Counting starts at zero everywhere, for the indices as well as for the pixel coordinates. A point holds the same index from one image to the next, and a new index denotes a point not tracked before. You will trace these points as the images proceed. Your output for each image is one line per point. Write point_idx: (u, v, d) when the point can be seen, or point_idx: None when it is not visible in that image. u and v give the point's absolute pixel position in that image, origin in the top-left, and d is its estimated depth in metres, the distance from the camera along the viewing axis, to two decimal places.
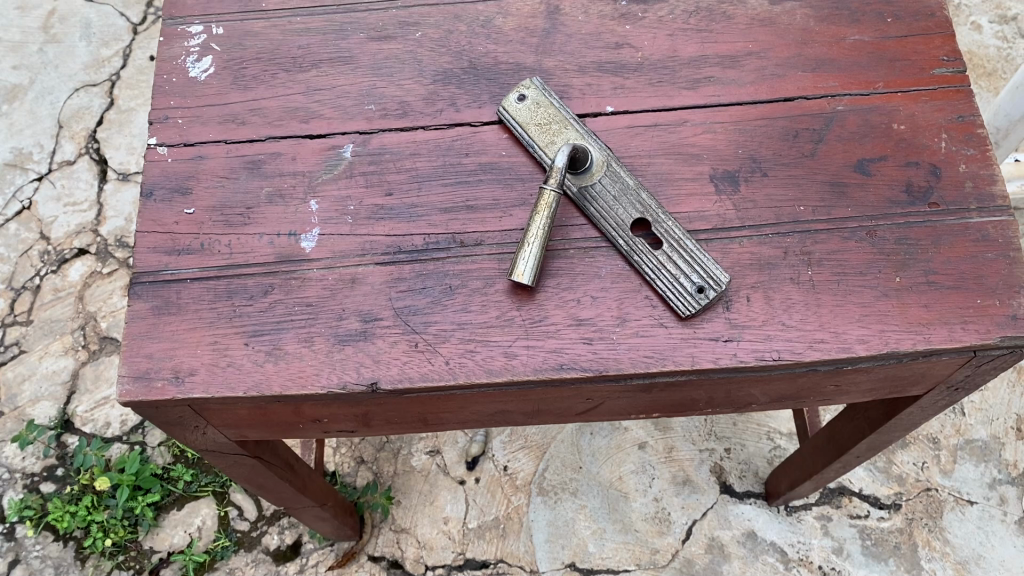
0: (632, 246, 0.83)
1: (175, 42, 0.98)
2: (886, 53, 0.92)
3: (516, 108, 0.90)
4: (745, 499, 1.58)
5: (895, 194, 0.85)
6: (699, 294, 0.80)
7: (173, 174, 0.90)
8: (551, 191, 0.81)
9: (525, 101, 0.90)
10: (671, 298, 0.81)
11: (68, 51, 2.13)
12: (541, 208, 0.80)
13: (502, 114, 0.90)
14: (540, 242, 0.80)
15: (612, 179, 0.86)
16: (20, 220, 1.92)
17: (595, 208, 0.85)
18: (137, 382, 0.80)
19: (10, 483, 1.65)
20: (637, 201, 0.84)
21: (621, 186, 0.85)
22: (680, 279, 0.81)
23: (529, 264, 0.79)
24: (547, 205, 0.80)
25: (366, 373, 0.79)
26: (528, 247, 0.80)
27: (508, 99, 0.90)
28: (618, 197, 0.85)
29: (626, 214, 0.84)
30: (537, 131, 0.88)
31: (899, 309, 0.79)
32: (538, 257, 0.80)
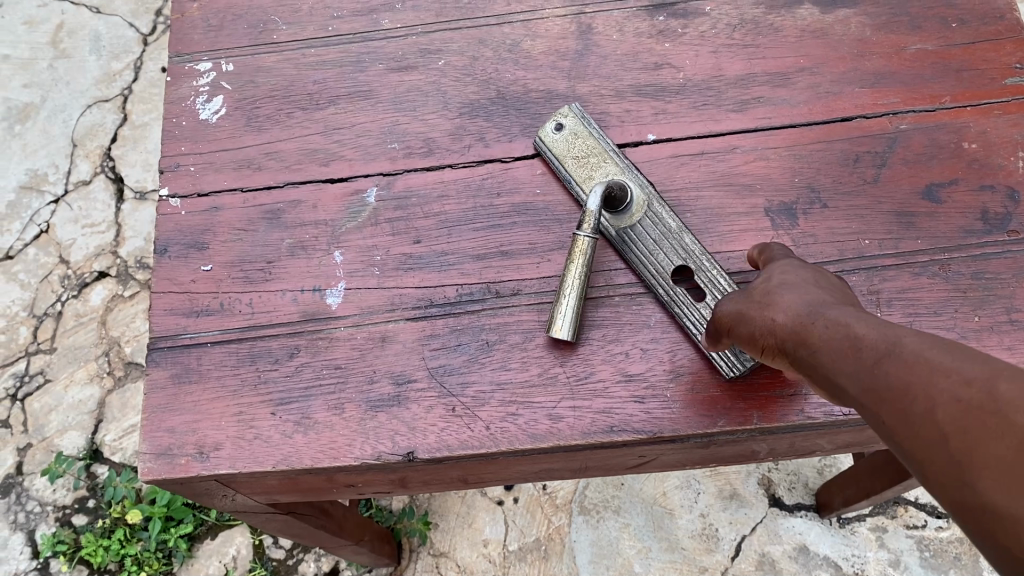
0: (673, 297, 0.76)
1: (183, 81, 0.92)
2: (951, 63, 0.85)
3: (552, 138, 0.83)
4: (796, 512, 1.51)
5: (969, 222, 0.78)
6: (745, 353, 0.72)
7: (187, 228, 0.84)
8: (586, 236, 0.73)
9: (561, 130, 0.83)
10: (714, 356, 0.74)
11: (79, 66, 2.08)
12: (576, 255, 0.73)
13: (538, 145, 0.84)
14: (576, 296, 0.73)
15: (652, 222, 0.78)
16: (38, 244, 1.88)
17: (634, 252, 0.78)
18: (160, 459, 0.75)
19: (42, 516, 1.62)
20: (680, 247, 0.77)
21: (662, 230, 0.78)
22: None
23: (567, 319, 0.73)
24: (582, 253, 0.73)
25: (401, 442, 0.74)
26: (563, 301, 0.73)
27: (544, 129, 0.84)
28: (658, 241, 0.77)
29: (667, 260, 0.77)
30: (573, 165, 0.82)
31: (981, 352, 0.72)
32: (576, 312, 0.73)
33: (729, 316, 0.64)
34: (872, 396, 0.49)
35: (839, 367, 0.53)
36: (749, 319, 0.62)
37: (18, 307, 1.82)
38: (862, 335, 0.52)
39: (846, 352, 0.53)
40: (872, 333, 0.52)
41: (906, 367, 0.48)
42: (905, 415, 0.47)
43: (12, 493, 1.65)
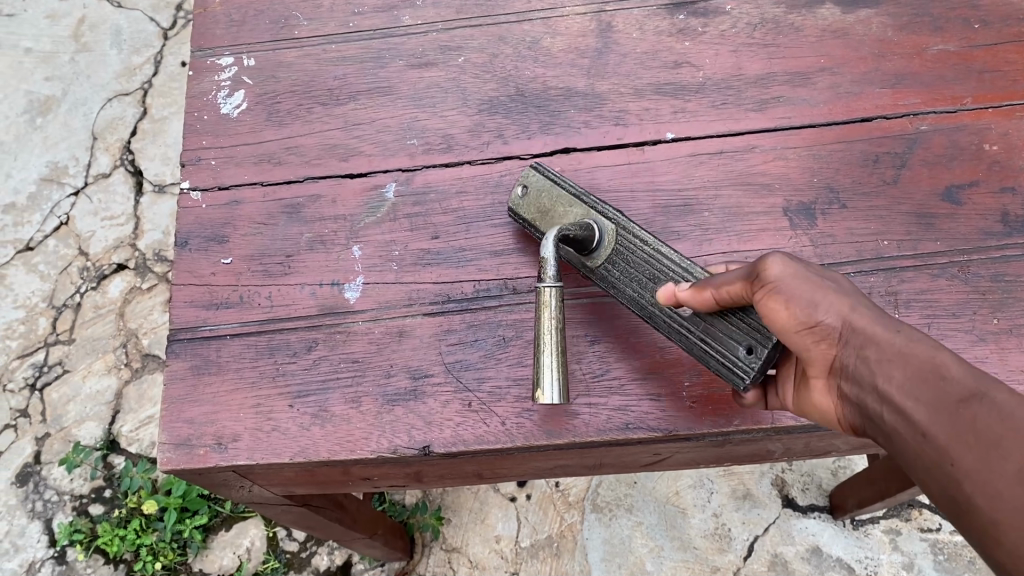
0: (668, 323, 0.71)
1: (204, 76, 0.93)
2: (974, 64, 0.85)
3: (518, 200, 0.80)
4: (809, 513, 1.51)
5: (989, 224, 0.77)
6: (750, 355, 0.66)
7: (208, 222, 0.85)
8: (550, 284, 0.67)
9: (525, 190, 0.80)
10: (724, 372, 0.68)
11: (100, 60, 2.10)
12: (544, 308, 0.66)
13: (510, 213, 0.81)
14: (557, 352, 0.65)
15: (625, 252, 0.74)
16: (58, 236, 1.90)
17: (618, 291, 0.74)
18: (179, 449, 0.76)
19: (59, 505, 1.64)
20: (656, 265, 0.72)
21: (635, 252, 0.73)
22: (725, 344, 0.68)
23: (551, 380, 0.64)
24: (548, 305, 0.66)
25: (417, 436, 0.74)
26: (545, 363, 0.64)
27: (511, 195, 0.81)
28: (637, 269, 0.73)
29: (650, 285, 0.72)
30: (544, 222, 0.78)
31: (999, 354, 0.72)
32: (561, 370, 0.64)
33: (778, 279, 0.61)
34: (951, 431, 0.51)
35: (911, 391, 0.54)
36: (806, 297, 0.60)
37: (37, 298, 1.84)
38: (947, 368, 0.54)
39: (924, 381, 0.54)
40: (956, 369, 0.53)
41: (1002, 419, 0.49)
42: (991, 463, 0.48)
43: (30, 481, 1.66)
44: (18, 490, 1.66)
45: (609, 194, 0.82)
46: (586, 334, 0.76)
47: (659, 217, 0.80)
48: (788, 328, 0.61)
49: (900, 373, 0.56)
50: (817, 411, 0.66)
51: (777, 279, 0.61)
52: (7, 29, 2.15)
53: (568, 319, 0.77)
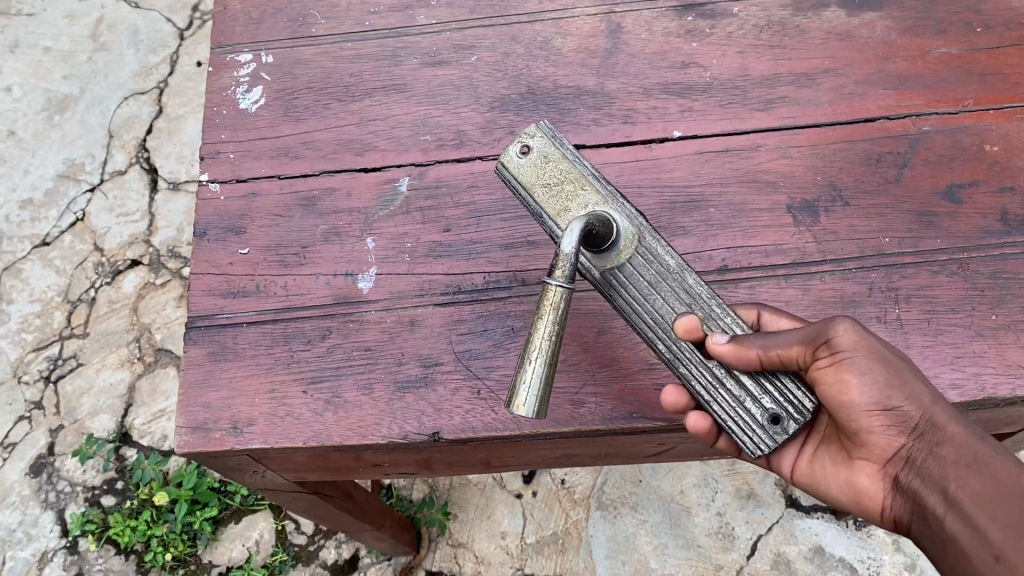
0: (676, 355, 0.70)
1: (223, 72, 0.95)
2: (976, 67, 0.86)
3: (516, 163, 0.76)
4: (812, 513, 1.52)
5: (989, 223, 0.79)
6: (773, 426, 0.67)
7: (226, 213, 0.87)
8: (558, 286, 0.61)
9: (528, 154, 0.76)
10: (734, 429, 0.68)
11: (117, 59, 2.13)
12: (546, 310, 0.61)
13: (501, 169, 0.77)
14: (545, 362, 0.60)
15: (645, 260, 0.72)
16: (74, 232, 1.93)
17: (621, 295, 0.72)
18: (195, 433, 0.78)
19: (72, 496, 1.66)
20: (680, 286, 0.71)
21: (659, 270, 0.72)
22: (747, 406, 0.68)
23: (530, 390, 0.59)
24: (552, 306, 0.61)
25: (427, 422, 0.76)
26: (528, 369, 0.59)
27: (507, 153, 0.77)
28: (655, 284, 0.71)
29: (667, 308, 0.70)
30: (544, 195, 0.75)
31: (997, 350, 0.74)
32: (545, 381, 0.59)
33: (857, 356, 0.63)
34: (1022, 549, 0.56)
35: (985, 501, 0.59)
36: (886, 383, 0.63)
37: (53, 293, 1.87)
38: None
39: (1002, 496, 0.58)
40: None
41: None
42: None
43: (43, 472, 1.68)
44: (31, 481, 1.68)
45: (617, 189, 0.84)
46: (593, 326, 0.78)
47: (666, 213, 0.82)
48: (854, 406, 0.64)
49: (976, 479, 0.60)
50: (842, 480, 0.70)
51: (853, 356, 0.63)
52: (27, 29, 2.18)
53: (575, 311, 0.79)
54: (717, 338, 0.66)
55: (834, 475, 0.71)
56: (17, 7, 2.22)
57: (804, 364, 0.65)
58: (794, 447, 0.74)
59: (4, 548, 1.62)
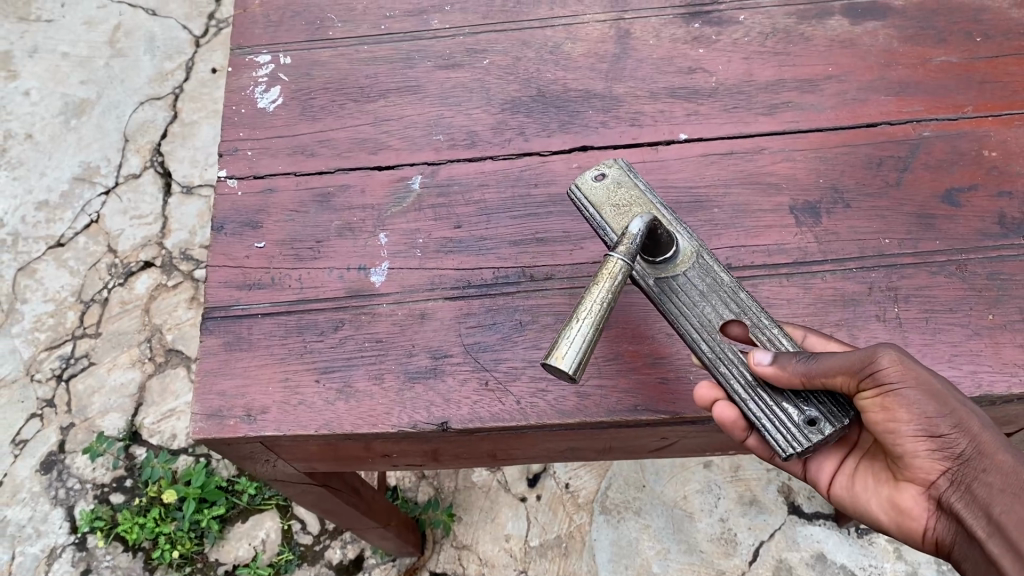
0: (716, 358, 0.72)
1: (243, 72, 0.99)
2: (975, 75, 0.89)
3: (591, 186, 0.80)
4: (814, 520, 1.52)
5: (987, 226, 0.81)
6: (809, 427, 0.68)
7: (243, 208, 0.90)
8: (618, 258, 0.65)
9: (603, 180, 0.80)
10: (766, 430, 0.69)
11: (134, 65, 2.17)
12: (601, 279, 0.63)
13: (576, 189, 0.80)
14: (593, 323, 0.61)
15: (700, 273, 0.76)
16: (88, 234, 1.95)
17: (671, 299, 0.75)
18: (210, 420, 0.79)
19: (81, 493, 1.65)
20: (733, 298, 0.74)
21: (711, 282, 0.75)
22: (785, 408, 0.69)
23: (573, 343, 0.59)
24: (609, 275, 0.64)
25: (436, 412, 0.77)
26: (574, 326, 0.60)
27: (583, 177, 0.80)
28: (707, 293, 0.75)
29: (716, 315, 0.73)
30: (613, 212, 0.78)
31: (993, 348, 0.75)
32: (588, 341, 0.60)
33: (901, 383, 0.63)
34: None
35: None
36: (933, 408, 0.63)
37: (67, 292, 1.88)
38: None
39: None
40: None
41: None
42: None
43: (53, 470, 1.68)
44: (42, 478, 1.67)
45: None
46: None
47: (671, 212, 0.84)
48: (899, 430, 0.65)
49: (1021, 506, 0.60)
50: (885, 498, 0.71)
51: (897, 384, 0.63)
52: (45, 34, 2.22)
53: None
54: (758, 356, 0.68)
55: (874, 493, 0.71)
56: (36, 14, 2.26)
57: (848, 389, 0.65)
58: (834, 458, 0.75)
59: (13, 544, 1.60)
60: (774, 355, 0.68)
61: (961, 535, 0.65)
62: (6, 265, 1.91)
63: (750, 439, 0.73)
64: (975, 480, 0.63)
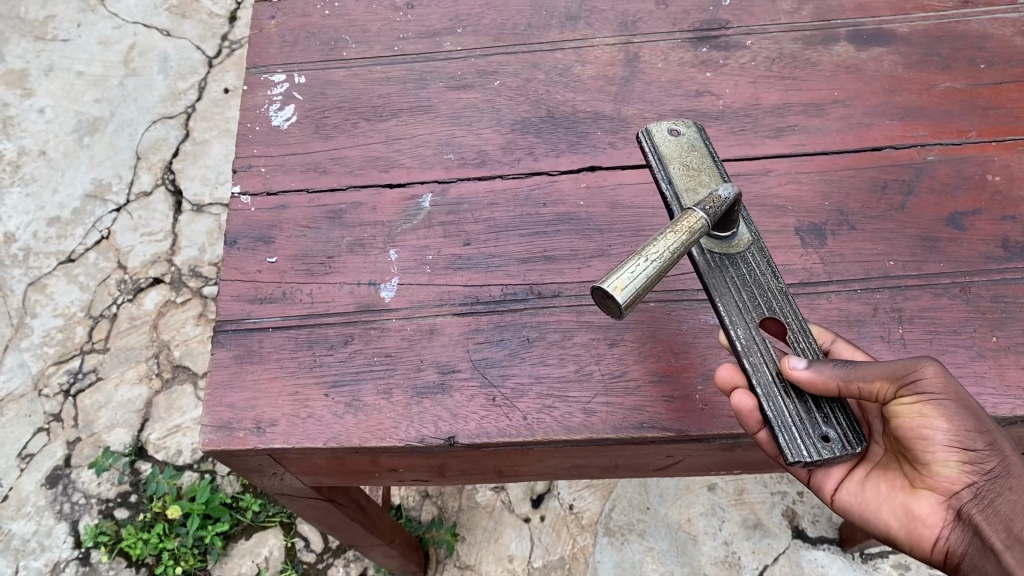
0: (748, 346, 0.72)
1: (258, 91, 1.01)
2: (979, 101, 0.91)
3: (664, 137, 0.82)
4: (818, 544, 1.51)
5: (991, 249, 0.82)
6: (822, 443, 0.68)
7: (256, 223, 0.91)
8: (701, 216, 0.66)
9: (676, 136, 0.83)
10: (778, 431, 0.69)
11: (147, 84, 2.20)
12: (678, 231, 0.65)
13: (648, 136, 0.83)
14: (659, 266, 0.62)
15: (748, 266, 0.77)
16: (98, 249, 1.96)
17: (717, 277, 0.76)
18: (219, 431, 0.79)
19: (86, 508, 1.65)
20: (778, 297, 0.75)
21: (757, 276, 0.77)
22: (803, 419, 0.69)
23: (634, 278, 0.60)
24: (688, 230, 0.65)
25: (444, 427, 0.78)
26: (639, 262, 0.61)
27: (658, 126, 0.83)
28: (750, 285, 0.76)
29: (759, 307, 0.74)
30: (680, 170, 0.80)
31: (997, 370, 0.75)
32: (647, 281, 0.61)
33: (942, 395, 0.64)
34: None
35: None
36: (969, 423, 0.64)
37: (76, 308, 1.89)
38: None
39: None
40: None
41: None
42: None
43: (59, 484, 1.68)
44: (47, 492, 1.67)
45: (631, 209, 0.88)
46: (606, 337, 0.81)
47: None
48: (931, 441, 0.65)
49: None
50: (896, 508, 0.70)
51: (937, 396, 0.64)
52: (61, 53, 2.26)
53: (589, 324, 0.82)
54: (794, 362, 0.68)
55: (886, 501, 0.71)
56: (53, 33, 2.30)
57: (884, 395, 0.66)
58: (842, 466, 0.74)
59: (16, 558, 1.60)
60: (810, 361, 0.68)
61: (974, 548, 0.65)
62: (17, 280, 1.93)
63: (761, 433, 0.72)
64: (997, 499, 0.64)
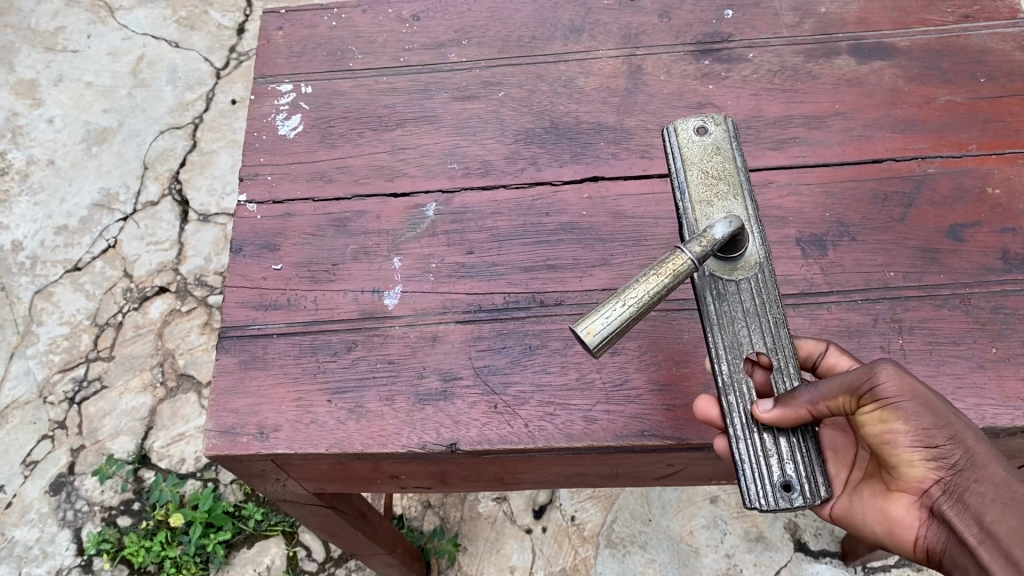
0: (729, 383, 0.72)
1: (265, 100, 1.02)
2: (979, 114, 0.91)
3: (689, 138, 0.83)
4: (820, 558, 1.50)
5: (990, 261, 0.82)
6: (782, 492, 0.68)
7: (262, 231, 0.92)
8: (688, 257, 0.65)
9: (703, 136, 0.83)
10: (743, 474, 0.69)
11: (156, 95, 2.22)
12: (664, 272, 0.64)
13: (674, 135, 0.83)
14: (635, 311, 0.61)
15: (752, 290, 0.76)
16: (105, 258, 1.97)
17: (715, 301, 0.75)
18: (224, 436, 0.80)
19: (89, 515, 1.65)
20: (773, 329, 0.74)
21: (759, 303, 0.75)
22: (770, 463, 0.70)
23: (605, 322, 0.60)
24: (674, 270, 0.64)
25: (446, 434, 0.78)
26: (615, 306, 0.61)
27: (686, 124, 0.84)
28: (748, 313, 0.75)
29: (748, 341, 0.73)
30: (697, 177, 0.81)
31: (997, 381, 0.76)
32: (620, 326, 0.61)
33: (900, 396, 0.63)
34: None
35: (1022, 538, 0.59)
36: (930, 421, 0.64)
37: (82, 316, 1.90)
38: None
39: None
40: None
41: None
42: None
43: (62, 491, 1.68)
44: (50, 499, 1.67)
45: (634, 220, 0.89)
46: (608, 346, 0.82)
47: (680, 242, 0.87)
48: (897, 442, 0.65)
49: (1014, 518, 0.60)
50: (874, 512, 0.70)
51: (896, 400, 0.63)
52: (71, 64, 2.28)
53: None
54: (764, 403, 0.69)
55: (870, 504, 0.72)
56: (62, 44, 2.32)
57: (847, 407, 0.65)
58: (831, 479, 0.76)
59: (19, 565, 1.60)
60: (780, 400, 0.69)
61: (953, 544, 0.65)
62: (24, 288, 1.94)
63: None
64: (965, 493, 0.64)
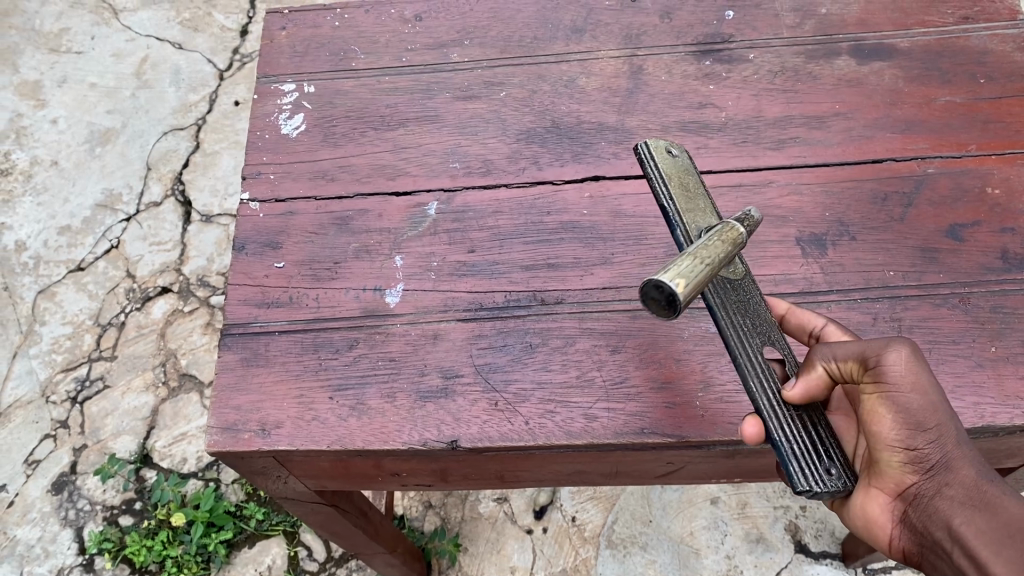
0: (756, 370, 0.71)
1: (268, 100, 1.02)
2: (979, 115, 0.92)
3: (664, 156, 0.80)
4: (820, 559, 1.50)
5: (990, 261, 0.83)
6: (827, 475, 0.68)
7: (264, 229, 0.92)
8: (738, 233, 0.65)
9: (674, 156, 0.81)
10: (789, 457, 0.68)
11: (159, 96, 2.22)
12: (725, 240, 0.63)
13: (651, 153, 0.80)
14: (710, 266, 0.59)
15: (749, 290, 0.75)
16: (108, 258, 1.98)
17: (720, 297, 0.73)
18: (225, 433, 0.80)
19: (91, 514, 1.66)
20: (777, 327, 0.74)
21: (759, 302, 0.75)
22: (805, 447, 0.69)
23: (695, 269, 0.57)
24: (732, 241, 0.63)
25: (446, 431, 0.78)
26: (694, 259, 0.58)
27: (657, 142, 0.81)
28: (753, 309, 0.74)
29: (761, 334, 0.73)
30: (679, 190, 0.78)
31: (996, 379, 0.76)
32: (705, 274, 0.57)
33: (893, 381, 0.64)
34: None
35: (988, 537, 0.58)
36: (914, 415, 0.63)
37: (85, 316, 1.90)
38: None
39: (1001, 534, 0.58)
40: None
41: None
42: None
43: (64, 490, 1.68)
44: (53, 498, 1.68)
45: (634, 219, 0.89)
46: (608, 344, 0.82)
47: None
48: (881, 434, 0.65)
49: (981, 519, 0.59)
50: (855, 510, 0.70)
51: (891, 383, 0.64)
52: (75, 65, 2.29)
53: (592, 331, 0.83)
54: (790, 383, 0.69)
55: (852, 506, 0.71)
56: (66, 45, 2.33)
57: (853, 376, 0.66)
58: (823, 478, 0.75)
59: (21, 564, 1.61)
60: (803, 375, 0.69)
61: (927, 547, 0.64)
62: (27, 288, 1.94)
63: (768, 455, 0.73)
64: (938, 493, 0.63)
